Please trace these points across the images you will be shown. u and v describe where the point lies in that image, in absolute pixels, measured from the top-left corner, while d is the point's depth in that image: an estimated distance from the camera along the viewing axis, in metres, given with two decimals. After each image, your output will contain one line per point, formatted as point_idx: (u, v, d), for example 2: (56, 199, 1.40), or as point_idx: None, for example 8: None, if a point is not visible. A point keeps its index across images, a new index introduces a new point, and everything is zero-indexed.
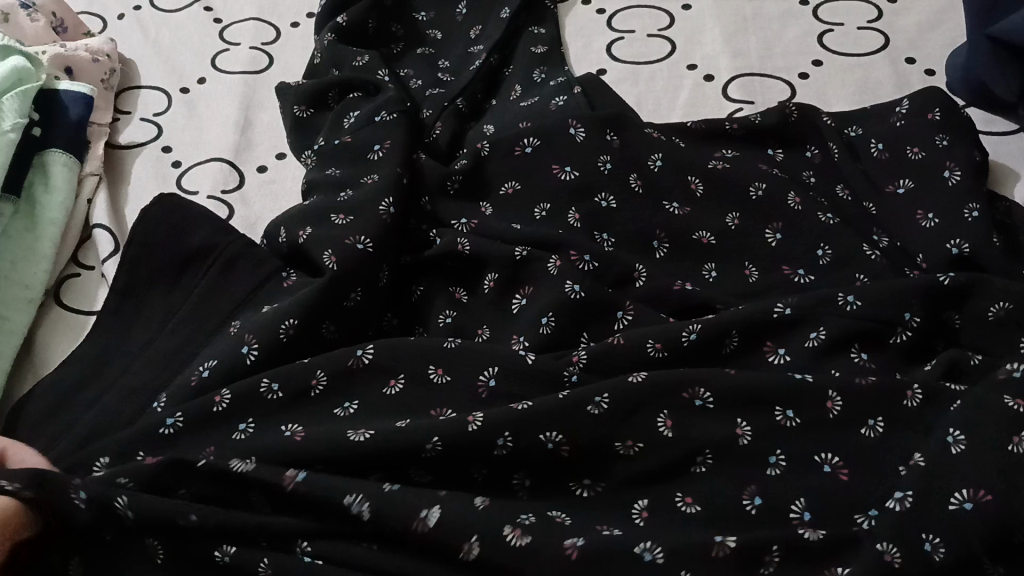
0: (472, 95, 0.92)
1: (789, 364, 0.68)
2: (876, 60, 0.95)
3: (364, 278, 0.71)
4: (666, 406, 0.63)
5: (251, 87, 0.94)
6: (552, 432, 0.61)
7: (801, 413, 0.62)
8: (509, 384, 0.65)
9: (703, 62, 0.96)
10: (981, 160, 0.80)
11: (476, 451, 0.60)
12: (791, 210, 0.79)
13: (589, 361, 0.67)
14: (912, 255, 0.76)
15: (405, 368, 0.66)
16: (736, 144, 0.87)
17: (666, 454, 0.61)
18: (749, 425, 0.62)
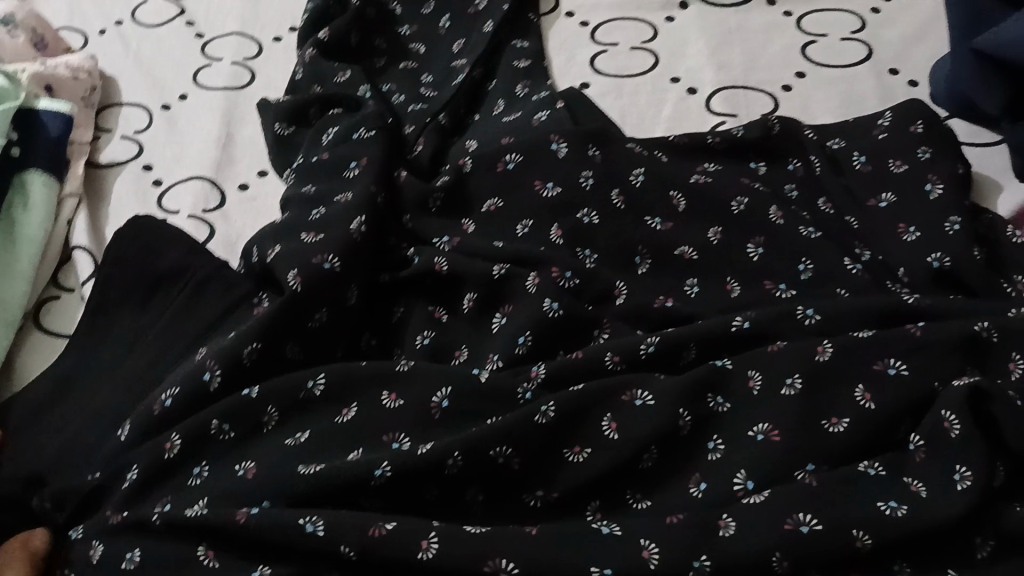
0: (454, 109, 0.92)
1: (785, 380, 0.63)
2: (858, 72, 0.95)
3: (321, 295, 0.70)
4: (610, 410, 0.63)
5: (233, 103, 0.93)
6: (502, 446, 0.60)
7: (795, 429, 0.61)
8: (464, 404, 0.64)
9: (687, 75, 0.96)
10: (964, 174, 0.80)
11: (414, 467, 0.59)
12: (772, 224, 0.79)
13: (549, 378, 0.66)
14: (895, 269, 0.76)
15: (360, 395, 0.65)
16: (718, 158, 0.87)
17: (617, 455, 0.61)
18: (697, 429, 0.63)
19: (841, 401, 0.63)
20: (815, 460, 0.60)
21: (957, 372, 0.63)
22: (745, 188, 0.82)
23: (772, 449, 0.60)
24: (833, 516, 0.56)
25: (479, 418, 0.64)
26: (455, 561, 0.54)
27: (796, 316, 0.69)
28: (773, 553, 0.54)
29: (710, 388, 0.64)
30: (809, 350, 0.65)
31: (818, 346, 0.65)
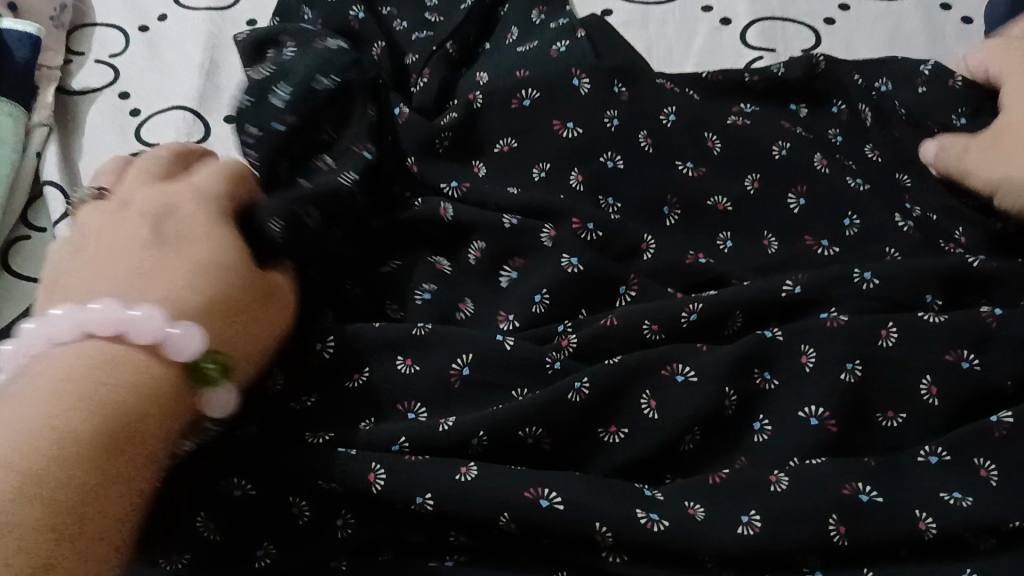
0: (463, 38, 0.83)
1: (845, 365, 0.58)
2: (906, 7, 0.86)
3: (313, 249, 0.63)
4: (649, 384, 0.57)
5: (218, 26, 0.84)
6: (532, 427, 0.55)
7: (845, 410, 0.56)
8: (487, 372, 0.58)
9: (720, 5, 0.87)
10: None
11: (433, 441, 0.54)
12: (816, 174, 0.72)
13: (580, 352, 0.60)
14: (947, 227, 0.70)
15: (368, 358, 0.59)
16: (754, 99, 0.79)
17: (657, 436, 0.56)
18: (734, 405, 0.58)
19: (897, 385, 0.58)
20: (866, 450, 0.57)
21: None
22: (786, 133, 0.75)
23: (823, 431, 0.56)
24: (894, 495, 0.52)
25: (503, 388, 0.58)
26: (498, 493, 0.51)
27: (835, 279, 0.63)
28: (830, 515, 0.51)
29: (758, 362, 0.59)
30: (874, 330, 0.59)
31: (882, 330, 0.59)
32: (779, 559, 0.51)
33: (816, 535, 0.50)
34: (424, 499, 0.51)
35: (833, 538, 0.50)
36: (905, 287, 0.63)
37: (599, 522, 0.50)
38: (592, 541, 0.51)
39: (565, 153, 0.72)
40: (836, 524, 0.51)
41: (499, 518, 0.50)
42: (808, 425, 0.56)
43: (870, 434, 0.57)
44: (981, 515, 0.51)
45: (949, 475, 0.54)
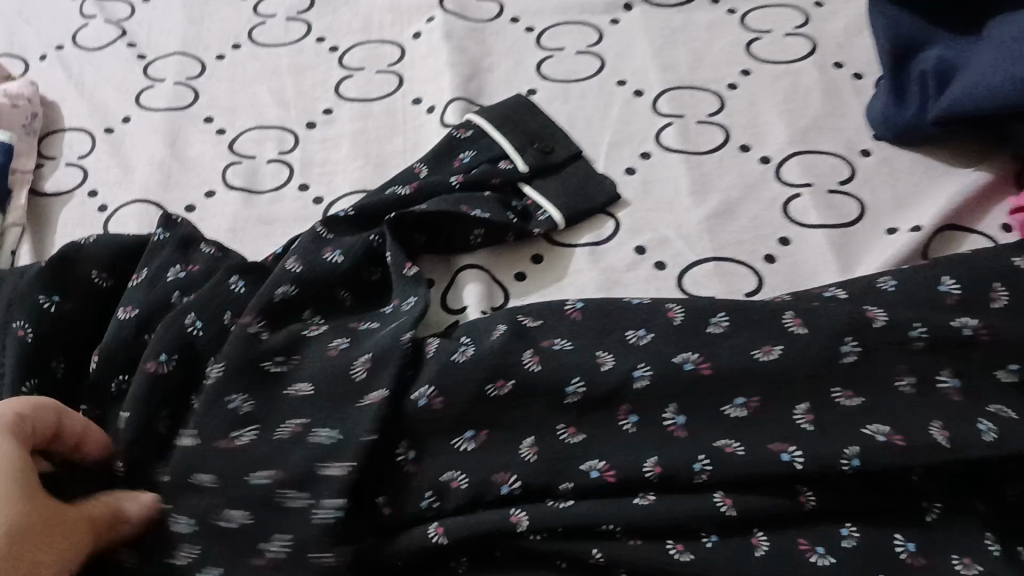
0: (374, 120, 0.82)
1: (731, 401, 0.54)
2: (802, 67, 0.79)
3: (238, 344, 0.57)
4: (538, 436, 0.54)
5: (176, 126, 0.84)
6: (456, 471, 0.53)
7: (774, 419, 0.53)
8: (400, 401, 0.54)
9: (633, 76, 0.81)
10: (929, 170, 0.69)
11: (275, 512, 0.52)
12: (733, 220, 0.68)
13: (447, 391, 0.54)
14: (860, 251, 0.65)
15: (260, 418, 0.55)
16: (682, 149, 0.74)
17: (558, 458, 0.53)
18: (644, 454, 0.52)
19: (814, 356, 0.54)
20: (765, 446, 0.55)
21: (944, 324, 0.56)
22: (686, 163, 0.73)
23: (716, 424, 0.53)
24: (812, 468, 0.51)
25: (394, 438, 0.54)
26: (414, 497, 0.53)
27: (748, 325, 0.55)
28: (715, 492, 0.52)
29: (671, 398, 0.54)
30: (755, 349, 0.54)
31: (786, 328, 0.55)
32: (679, 528, 0.51)
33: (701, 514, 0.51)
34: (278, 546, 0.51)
35: (719, 507, 0.51)
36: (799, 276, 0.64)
37: (515, 507, 0.52)
38: (507, 533, 0.51)
39: None
40: (722, 496, 0.51)
41: (426, 529, 0.51)
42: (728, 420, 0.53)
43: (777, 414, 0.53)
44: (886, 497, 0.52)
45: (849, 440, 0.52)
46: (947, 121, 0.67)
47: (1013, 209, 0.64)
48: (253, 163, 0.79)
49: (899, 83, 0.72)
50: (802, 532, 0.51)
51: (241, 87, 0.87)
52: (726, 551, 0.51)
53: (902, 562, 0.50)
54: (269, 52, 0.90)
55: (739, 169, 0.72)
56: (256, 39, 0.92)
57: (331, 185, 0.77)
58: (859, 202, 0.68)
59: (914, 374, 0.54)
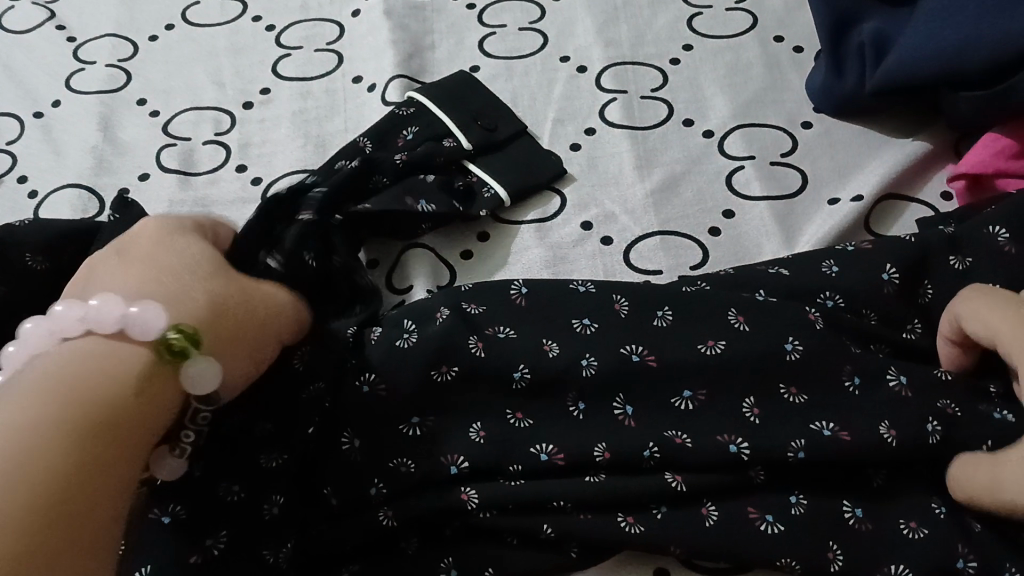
0: (314, 99, 0.80)
1: (679, 393, 0.53)
2: (744, 41, 0.79)
3: None
4: (484, 417, 0.53)
5: (108, 108, 0.81)
6: (403, 457, 0.52)
7: (723, 412, 0.52)
8: (343, 398, 0.54)
9: (577, 53, 0.80)
10: (865, 143, 0.71)
11: (210, 506, 0.46)
12: (678, 193, 0.68)
13: (392, 380, 0.54)
14: (801, 220, 0.66)
15: None
16: (626, 123, 0.74)
17: (509, 441, 0.52)
18: (593, 439, 0.52)
19: (760, 328, 0.54)
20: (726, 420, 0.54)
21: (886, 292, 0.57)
22: (631, 138, 0.72)
23: (665, 393, 0.53)
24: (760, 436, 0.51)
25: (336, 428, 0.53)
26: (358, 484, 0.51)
27: (692, 308, 0.55)
28: (666, 471, 0.51)
29: (618, 389, 0.53)
30: (697, 344, 0.54)
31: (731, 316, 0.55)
32: (627, 501, 0.51)
33: (649, 489, 0.51)
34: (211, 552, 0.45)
35: (671, 484, 0.51)
36: (747, 245, 0.65)
37: (467, 485, 0.51)
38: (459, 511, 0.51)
39: None
40: (673, 475, 0.51)
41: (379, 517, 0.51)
42: (676, 402, 0.53)
43: (724, 382, 0.53)
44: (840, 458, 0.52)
45: (796, 415, 0.52)
46: (884, 90, 0.68)
47: (951, 175, 0.65)
48: (189, 145, 0.77)
49: (838, 54, 0.73)
50: (752, 500, 0.51)
51: (177, 69, 0.84)
52: (676, 520, 0.50)
53: (848, 526, 0.50)
54: (205, 32, 0.87)
55: (682, 142, 0.72)
56: (190, 18, 0.89)
57: (270, 166, 0.75)
58: (801, 174, 0.69)
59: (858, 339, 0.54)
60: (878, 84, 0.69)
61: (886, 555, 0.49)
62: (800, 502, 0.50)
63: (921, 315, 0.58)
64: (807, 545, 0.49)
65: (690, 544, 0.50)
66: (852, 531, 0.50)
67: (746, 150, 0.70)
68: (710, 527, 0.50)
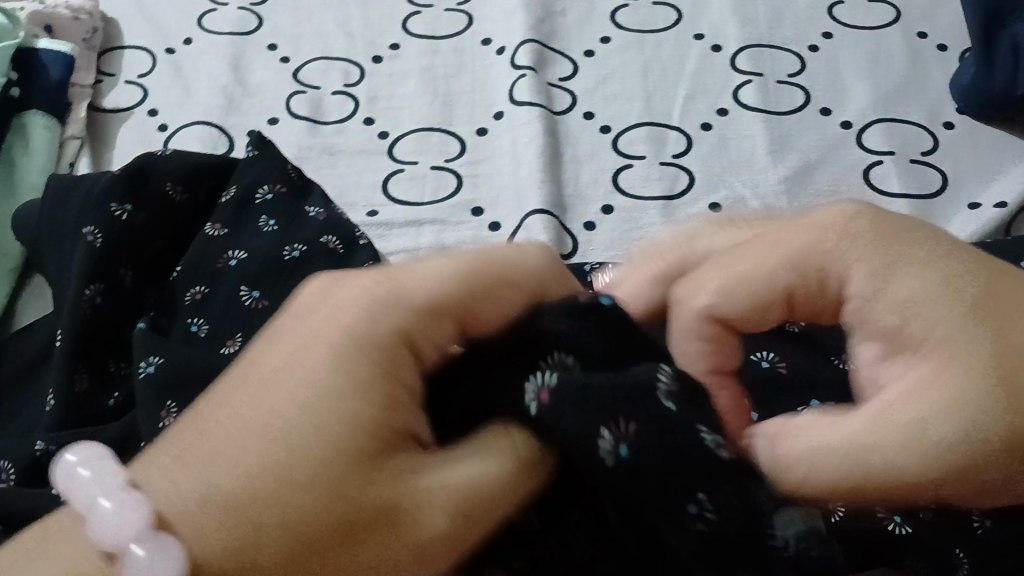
0: (441, 57, 0.80)
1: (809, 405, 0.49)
2: (887, 33, 0.77)
3: None
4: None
5: (237, 50, 0.82)
6: None
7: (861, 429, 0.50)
8: None
9: (711, 31, 0.79)
10: (1010, 148, 0.68)
11: None
12: (810, 183, 0.67)
13: None
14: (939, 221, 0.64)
15: None
16: (760, 107, 0.72)
17: None
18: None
19: None
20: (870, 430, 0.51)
21: None
22: (764, 122, 0.71)
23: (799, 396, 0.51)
24: None
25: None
26: None
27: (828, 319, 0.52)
28: None
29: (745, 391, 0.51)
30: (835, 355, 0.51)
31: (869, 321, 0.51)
32: None
33: None
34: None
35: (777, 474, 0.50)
36: None
37: None
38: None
39: (555, 149, 0.72)
40: None
41: None
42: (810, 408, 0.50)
43: None
44: None
45: None
46: None
47: None
48: (318, 94, 0.77)
49: (989, 49, 0.70)
50: None
51: (306, 16, 0.84)
52: None
53: (977, 535, 0.49)
54: None
55: (817, 131, 0.70)
56: None
57: (397, 120, 0.75)
58: (941, 173, 0.67)
59: None
60: None
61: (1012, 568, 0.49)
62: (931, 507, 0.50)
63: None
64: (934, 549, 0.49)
65: None
66: (979, 539, 0.49)
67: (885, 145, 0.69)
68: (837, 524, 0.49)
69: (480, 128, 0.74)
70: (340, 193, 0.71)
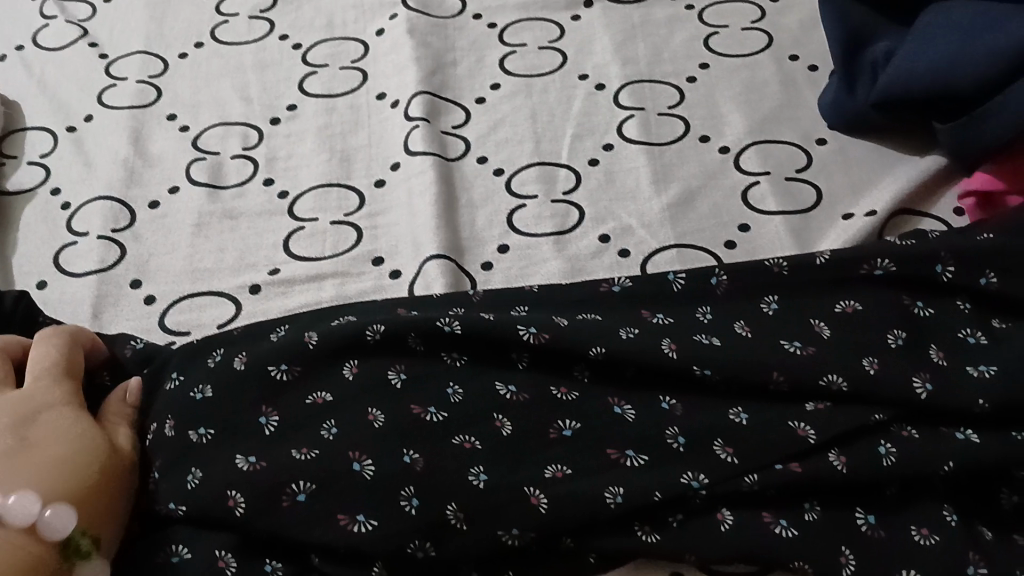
0: (339, 114, 0.82)
1: (672, 433, 0.53)
2: (759, 59, 0.81)
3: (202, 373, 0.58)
4: (477, 431, 0.54)
5: (140, 123, 0.83)
6: (407, 484, 0.51)
7: (695, 446, 0.53)
8: (351, 427, 0.54)
9: (595, 71, 0.82)
10: (879, 161, 0.72)
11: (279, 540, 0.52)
12: (692, 206, 0.70)
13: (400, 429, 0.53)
14: (815, 236, 0.67)
15: (216, 443, 0.54)
16: (644, 139, 0.75)
17: (515, 472, 0.52)
18: (546, 460, 0.53)
19: (761, 339, 0.56)
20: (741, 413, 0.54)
21: (898, 304, 0.58)
22: (647, 154, 0.74)
23: (669, 421, 0.54)
24: (755, 454, 0.52)
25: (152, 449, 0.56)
26: (389, 471, 0.51)
27: (699, 343, 0.56)
28: (683, 470, 0.51)
29: (617, 437, 0.53)
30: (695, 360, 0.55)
31: (711, 335, 0.57)
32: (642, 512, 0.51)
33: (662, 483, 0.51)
34: (180, 552, 0.52)
35: (608, 504, 0.50)
36: (762, 253, 0.66)
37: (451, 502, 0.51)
38: (436, 527, 0.50)
39: (450, 193, 0.74)
40: (689, 473, 0.51)
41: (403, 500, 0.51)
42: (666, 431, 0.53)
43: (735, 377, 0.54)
44: (865, 467, 0.51)
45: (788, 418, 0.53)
46: (894, 101, 0.69)
47: (961, 192, 0.66)
48: (217, 159, 0.79)
49: (849, 68, 0.74)
50: (766, 506, 0.51)
51: (207, 86, 0.86)
52: (692, 529, 0.51)
53: (862, 534, 0.50)
54: (233, 50, 0.90)
55: (694, 157, 0.73)
56: (220, 38, 0.92)
57: (295, 179, 0.77)
58: (816, 190, 0.70)
59: (876, 357, 0.55)
60: (887, 95, 0.69)
61: (902, 562, 0.49)
62: (813, 513, 0.51)
63: (970, 293, 0.58)
64: (821, 555, 0.49)
65: (708, 551, 0.50)
66: (867, 539, 0.50)
67: (760, 167, 0.72)
68: (726, 533, 0.50)
69: (377, 181, 0.76)
70: (242, 255, 0.71)
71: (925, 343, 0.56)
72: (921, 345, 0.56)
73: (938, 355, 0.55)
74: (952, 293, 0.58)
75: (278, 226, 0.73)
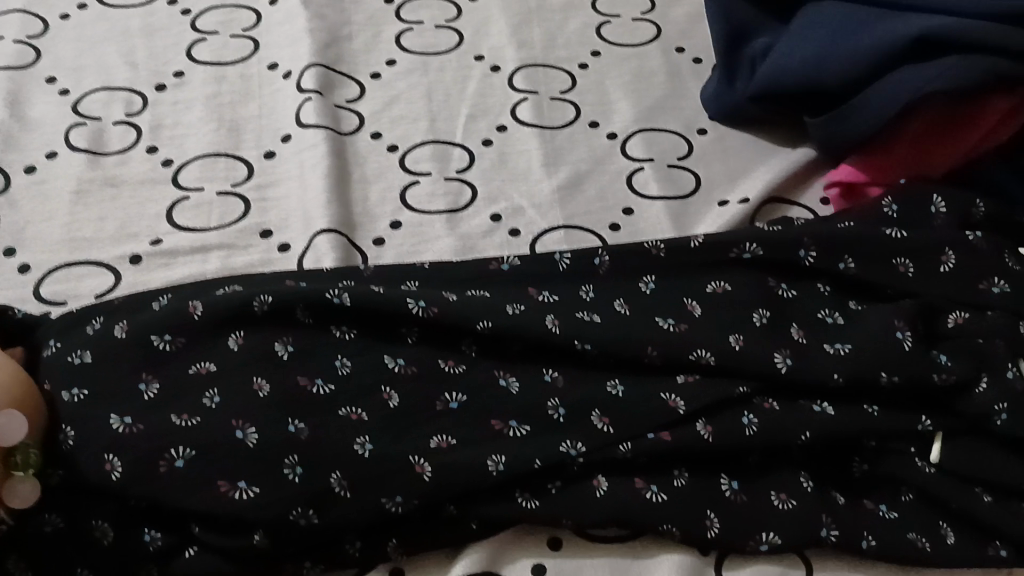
0: (230, 83, 0.80)
1: (553, 404, 0.56)
2: (647, 50, 0.84)
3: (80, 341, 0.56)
4: (364, 403, 0.55)
5: (14, 84, 0.79)
6: (291, 454, 0.52)
7: (574, 416, 0.55)
8: (236, 399, 0.54)
9: (490, 53, 0.83)
10: (754, 152, 0.76)
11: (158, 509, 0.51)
12: (580, 189, 0.72)
13: (286, 401, 0.54)
14: (693, 220, 0.70)
15: (90, 407, 0.53)
16: (536, 122, 0.77)
17: (399, 442, 0.53)
18: (431, 430, 0.54)
19: (637, 317, 0.59)
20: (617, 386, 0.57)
21: (765, 286, 0.62)
22: (539, 137, 0.76)
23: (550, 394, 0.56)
24: (629, 423, 0.55)
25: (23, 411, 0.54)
26: (273, 442, 0.52)
27: (580, 319, 0.58)
28: (562, 440, 0.54)
29: (501, 408, 0.56)
30: (574, 335, 0.57)
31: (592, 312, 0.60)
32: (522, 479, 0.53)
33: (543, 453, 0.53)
34: (53, 522, 0.50)
35: (491, 471, 0.53)
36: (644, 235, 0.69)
37: (336, 472, 0.52)
38: (322, 496, 0.51)
39: (344, 168, 0.74)
40: (567, 443, 0.54)
41: (287, 469, 0.51)
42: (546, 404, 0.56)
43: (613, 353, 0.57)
44: (728, 436, 0.55)
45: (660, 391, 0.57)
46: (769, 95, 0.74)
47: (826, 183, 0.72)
48: (99, 125, 0.76)
49: (730, 62, 0.78)
50: (638, 472, 0.55)
51: (89, 48, 0.83)
52: (569, 496, 0.53)
53: (726, 498, 0.54)
54: (118, 12, 0.86)
55: (584, 142, 0.76)
56: None
57: (183, 148, 0.75)
58: (695, 177, 0.74)
59: (741, 335, 0.59)
60: (763, 89, 0.74)
61: (759, 524, 0.53)
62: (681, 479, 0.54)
63: (830, 277, 0.63)
64: (686, 517, 0.53)
65: (584, 516, 0.53)
66: (729, 502, 0.54)
67: (645, 154, 0.75)
68: (601, 498, 0.53)
69: (268, 153, 0.75)
70: (124, 224, 0.69)
71: (787, 322, 0.60)
72: (782, 324, 0.60)
73: (797, 333, 0.60)
74: (814, 277, 0.63)
75: (164, 195, 0.72)
